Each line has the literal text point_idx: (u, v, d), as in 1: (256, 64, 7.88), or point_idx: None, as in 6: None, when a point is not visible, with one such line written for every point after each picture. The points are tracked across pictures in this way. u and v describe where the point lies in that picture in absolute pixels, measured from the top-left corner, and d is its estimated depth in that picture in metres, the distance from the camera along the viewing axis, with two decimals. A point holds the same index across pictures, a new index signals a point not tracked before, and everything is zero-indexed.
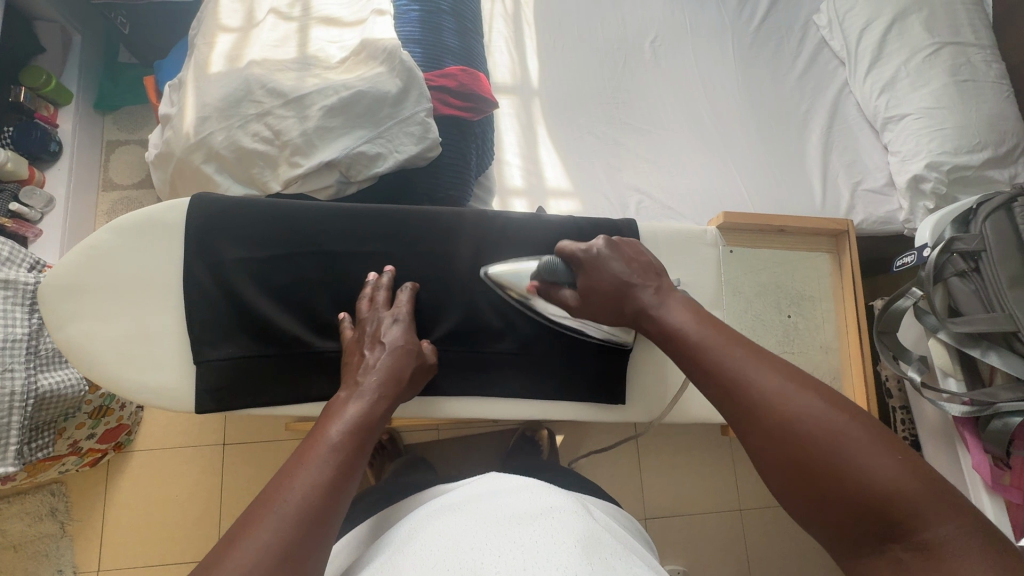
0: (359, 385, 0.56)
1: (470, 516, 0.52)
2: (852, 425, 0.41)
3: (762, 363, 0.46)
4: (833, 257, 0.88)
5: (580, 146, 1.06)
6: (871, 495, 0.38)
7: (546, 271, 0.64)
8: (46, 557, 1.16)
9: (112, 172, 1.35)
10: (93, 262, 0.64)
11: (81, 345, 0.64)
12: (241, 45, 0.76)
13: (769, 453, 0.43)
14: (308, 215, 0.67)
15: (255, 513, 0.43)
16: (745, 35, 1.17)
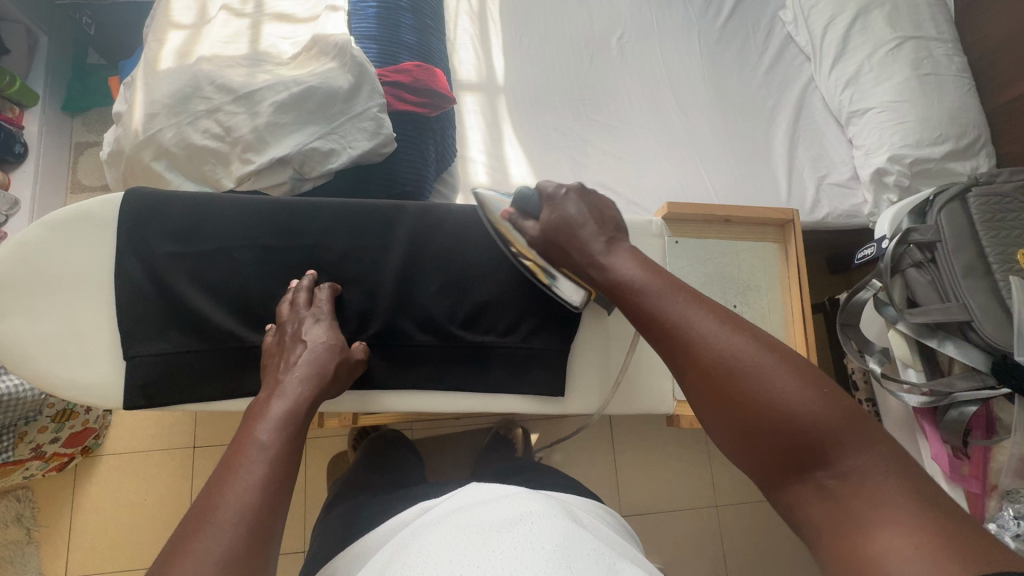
0: (281, 386, 0.56)
1: (430, 531, 0.51)
2: (779, 365, 0.44)
3: (702, 309, 0.49)
4: (780, 248, 0.88)
5: (546, 143, 1.06)
6: (794, 429, 0.42)
7: (519, 198, 0.67)
8: (11, 564, 1.14)
9: (80, 174, 1.34)
10: (21, 258, 0.63)
11: (8, 344, 0.62)
12: (192, 42, 0.75)
13: (706, 397, 0.47)
14: (255, 211, 0.67)
15: (197, 526, 0.41)
16: (712, 31, 1.18)
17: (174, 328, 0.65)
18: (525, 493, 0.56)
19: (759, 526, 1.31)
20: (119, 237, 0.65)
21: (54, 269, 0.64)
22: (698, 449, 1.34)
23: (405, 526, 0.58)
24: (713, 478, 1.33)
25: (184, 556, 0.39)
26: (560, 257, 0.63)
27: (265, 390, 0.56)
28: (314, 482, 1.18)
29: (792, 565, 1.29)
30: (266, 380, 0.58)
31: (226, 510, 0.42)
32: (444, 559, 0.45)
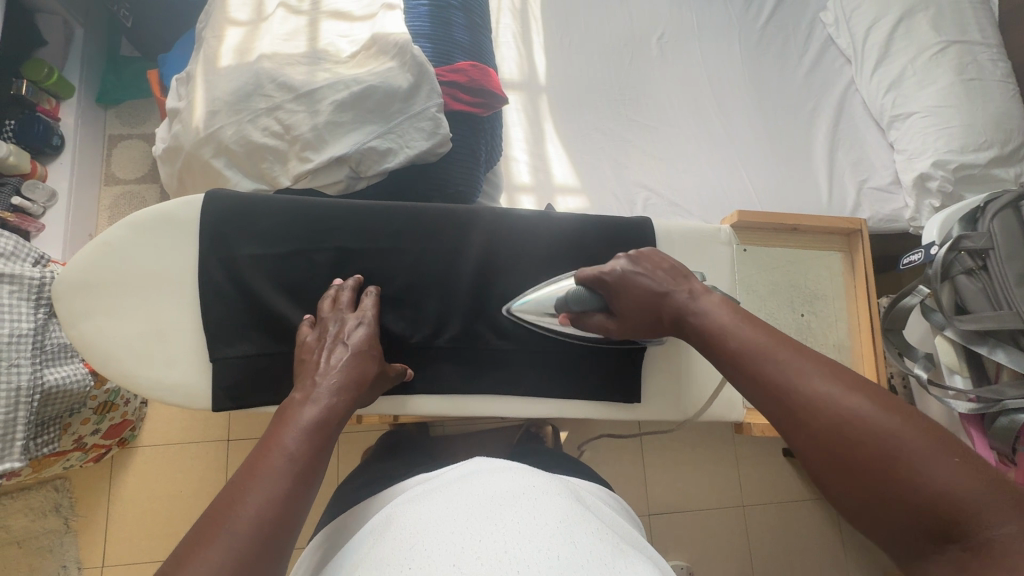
0: (313, 388, 0.56)
1: (430, 505, 0.51)
2: (905, 426, 0.39)
3: (808, 364, 0.45)
4: (845, 257, 0.91)
5: (587, 143, 1.06)
6: (932, 499, 0.35)
7: (573, 300, 0.65)
8: (50, 553, 1.15)
9: (114, 167, 1.34)
10: (103, 257, 0.64)
11: (96, 341, 0.64)
12: (250, 39, 0.75)
13: (819, 461, 0.41)
14: (322, 212, 0.67)
15: (213, 523, 0.43)
16: (752, 32, 1.17)
17: (252, 326, 0.66)
18: (523, 471, 0.56)
19: (786, 526, 1.32)
20: (198, 237, 0.65)
21: (134, 268, 0.65)
22: (727, 449, 1.35)
23: (404, 496, 0.58)
24: (741, 478, 1.33)
25: (194, 555, 0.40)
26: (648, 335, 0.63)
27: (299, 391, 0.56)
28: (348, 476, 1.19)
29: (817, 565, 1.31)
30: (300, 379, 0.58)
31: (242, 518, 0.43)
32: (445, 532, 0.45)
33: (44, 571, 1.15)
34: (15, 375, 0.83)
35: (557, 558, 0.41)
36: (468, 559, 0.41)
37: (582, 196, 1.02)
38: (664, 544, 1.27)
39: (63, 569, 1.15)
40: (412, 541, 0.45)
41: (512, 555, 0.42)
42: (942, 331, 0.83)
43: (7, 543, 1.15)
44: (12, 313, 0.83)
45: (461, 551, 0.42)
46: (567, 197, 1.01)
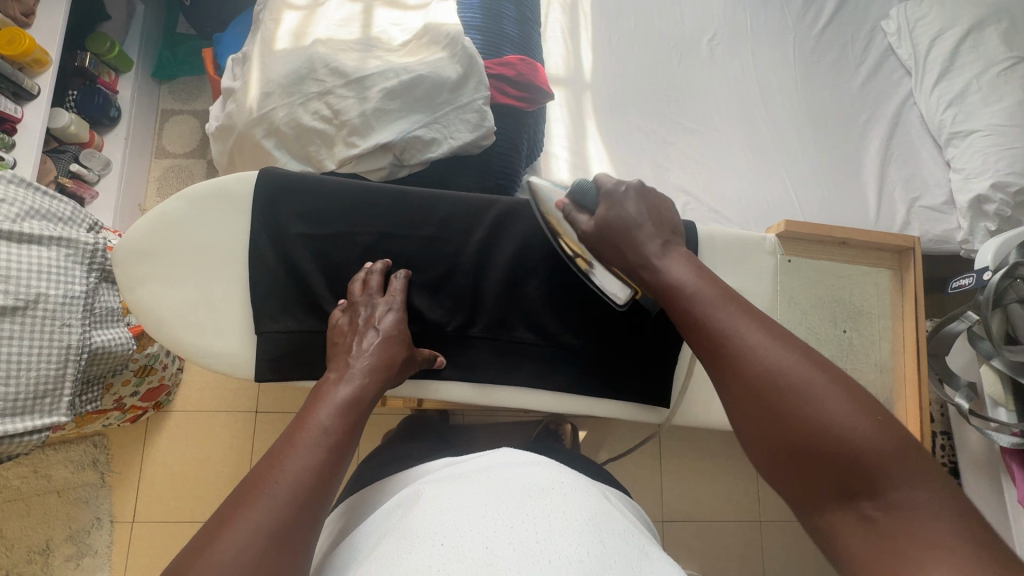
0: (348, 368, 0.58)
1: (458, 485, 0.53)
2: (835, 388, 0.42)
3: (755, 323, 0.47)
4: (895, 275, 0.87)
5: (629, 142, 1.05)
6: (850, 454, 0.39)
7: (576, 191, 0.63)
8: (85, 504, 1.22)
9: (165, 140, 1.39)
10: (160, 227, 0.67)
11: (148, 308, 0.66)
12: (306, 24, 0.77)
13: (750, 410, 0.44)
14: (368, 197, 0.69)
15: (253, 490, 0.45)
16: (808, 38, 1.13)
17: (295, 304, 0.68)
18: (556, 466, 0.57)
19: (803, 545, 1.30)
20: (250, 214, 0.67)
21: (189, 240, 0.67)
22: (747, 462, 1.33)
23: (430, 476, 0.59)
24: (759, 492, 1.31)
25: (235, 519, 0.42)
26: (613, 260, 0.60)
27: (335, 370, 0.58)
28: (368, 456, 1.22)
29: None
30: (335, 359, 0.60)
31: (280, 486, 0.45)
32: (475, 514, 0.47)
33: (79, 521, 1.21)
34: (66, 334, 0.88)
35: (583, 556, 0.42)
36: (498, 543, 0.43)
37: None
38: (675, 552, 1.26)
39: (96, 521, 1.21)
40: (441, 517, 0.47)
41: (541, 544, 0.43)
42: (988, 361, 0.80)
43: (47, 492, 1.22)
44: (66, 276, 0.89)
45: (492, 535, 0.44)
46: None
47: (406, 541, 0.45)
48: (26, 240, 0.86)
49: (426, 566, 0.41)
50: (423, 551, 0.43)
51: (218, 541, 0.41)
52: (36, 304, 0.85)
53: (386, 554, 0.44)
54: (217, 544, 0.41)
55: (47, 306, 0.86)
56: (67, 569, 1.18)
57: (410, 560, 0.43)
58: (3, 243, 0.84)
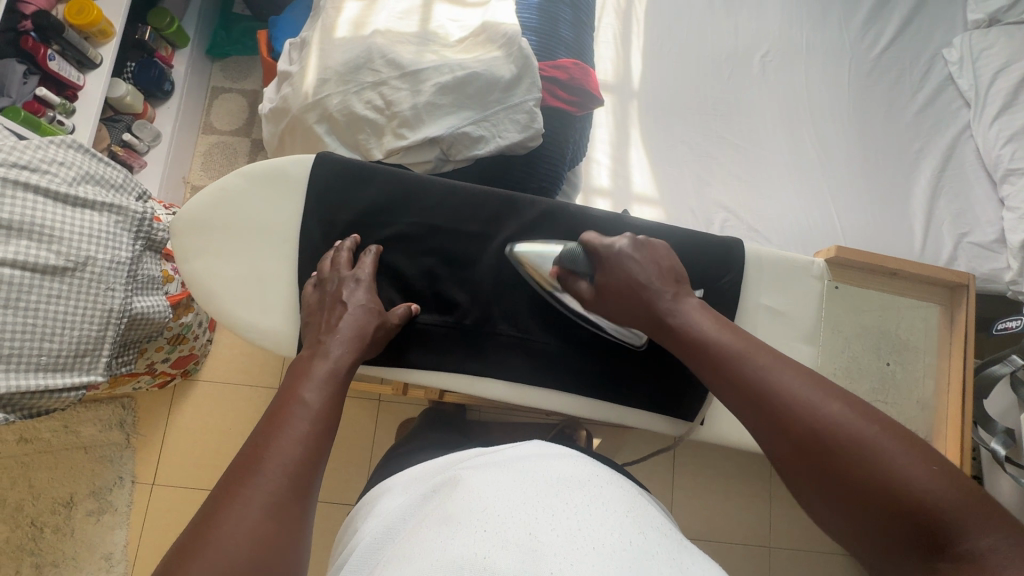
0: (325, 347, 0.59)
1: (495, 474, 0.56)
2: (882, 434, 0.42)
3: (790, 372, 0.48)
4: (945, 311, 0.85)
5: (673, 154, 1.04)
6: (915, 504, 0.39)
7: (567, 258, 0.66)
8: (110, 463, 1.26)
9: (213, 117, 1.42)
10: (219, 202, 0.69)
11: (199, 278, 0.69)
12: (366, 13, 0.78)
13: (799, 463, 0.45)
14: (419, 187, 0.70)
15: (247, 470, 0.46)
16: (864, 61, 1.11)
17: None
18: (584, 459, 0.61)
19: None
20: (304, 196, 0.69)
21: (244, 217, 0.69)
22: (761, 486, 1.31)
23: (466, 461, 0.63)
24: (772, 518, 1.29)
25: (234, 499, 0.43)
26: (623, 322, 0.63)
27: (307, 349, 0.60)
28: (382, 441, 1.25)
29: None
30: (313, 342, 0.61)
31: (273, 461, 0.46)
32: (516, 501, 0.50)
33: (101, 479, 1.25)
34: (109, 298, 0.91)
35: (627, 545, 0.46)
36: (541, 529, 0.47)
37: (659, 207, 1.00)
38: None
39: (118, 480, 1.25)
40: (482, 504, 0.51)
41: (584, 532, 0.46)
42: None
43: (74, 448, 1.26)
44: (113, 241, 0.92)
45: (535, 521, 0.48)
46: (643, 207, 0.99)
47: (449, 524, 0.48)
48: (80, 203, 0.90)
49: (473, 549, 0.45)
50: (469, 534, 0.46)
51: (221, 520, 0.42)
52: (84, 267, 0.88)
53: (430, 535, 0.48)
54: (218, 522, 0.42)
55: (95, 269, 0.89)
56: (87, 524, 1.22)
57: (453, 540, 0.46)
58: (58, 205, 0.87)
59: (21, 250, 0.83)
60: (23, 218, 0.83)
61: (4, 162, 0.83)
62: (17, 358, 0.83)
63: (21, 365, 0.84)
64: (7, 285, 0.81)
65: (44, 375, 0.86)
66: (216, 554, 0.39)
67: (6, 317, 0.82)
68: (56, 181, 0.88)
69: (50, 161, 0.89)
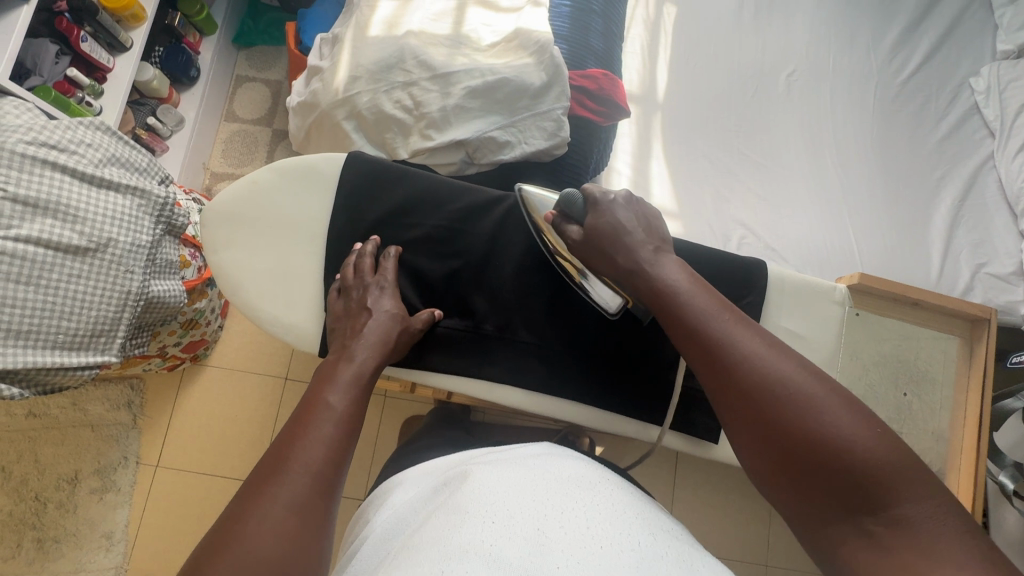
0: (349, 352, 0.60)
1: (505, 469, 0.58)
2: (825, 396, 0.44)
3: (748, 331, 0.49)
4: (964, 344, 0.84)
5: (694, 169, 1.04)
6: (847, 465, 0.41)
7: (563, 202, 0.65)
8: (115, 442, 1.27)
9: (236, 105, 1.43)
10: (250, 195, 0.71)
11: (226, 269, 0.70)
12: (400, 13, 0.78)
13: (746, 417, 0.46)
14: (449, 191, 0.72)
15: (272, 471, 0.47)
16: (890, 85, 1.11)
17: None
18: (589, 462, 0.63)
19: None
20: (336, 194, 0.71)
21: (273, 210, 0.71)
22: (761, 504, 1.30)
23: (478, 458, 0.65)
24: (769, 537, 1.29)
25: (264, 497, 0.45)
26: (603, 267, 0.62)
27: (332, 354, 0.61)
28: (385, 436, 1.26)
29: None
30: (338, 348, 0.62)
31: (300, 460, 0.48)
32: (525, 498, 0.52)
33: (106, 457, 1.26)
34: (128, 280, 0.91)
35: (635, 544, 0.48)
36: (550, 526, 0.48)
37: (677, 221, 1.00)
38: None
39: (123, 460, 1.26)
40: (492, 499, 0.53)
41: (592, 530, 0.48)
42: None
43: (81, 425, 1.27)
44: (136, 224, 0.93)
45: (543, 518, 0.49)
46: None
47: (459, 515, 0.50)
48: (104, 185, 0.90)
49: (483, 540, 0.47)
50: (479, 525, 0.48)
51: (248, 517, 0.43)
52: (106, 248, 0.89)
53: (440, 523, 0.50)
54: (246, 519, 0.43)
55: (116, 251, 0.90)
56: (90, 502, 1.24)
57: (462, 528, 0.49)
58: (83, 185, 0.88)
59: (45, 229, 0.84)
60: (47, 196, 0.84)
61: (32, 141, 0.84)
62: (35, 335, 0.84)
63: (39, 342, 0.85)
64: (29, 262, 0.83)
65: (59, 353, 0.87)
66: (247, 551, 0.40)
67: (27, 294, 0.83)
68: (83, 162, 0.89)
69: (78, 141, 0.90)
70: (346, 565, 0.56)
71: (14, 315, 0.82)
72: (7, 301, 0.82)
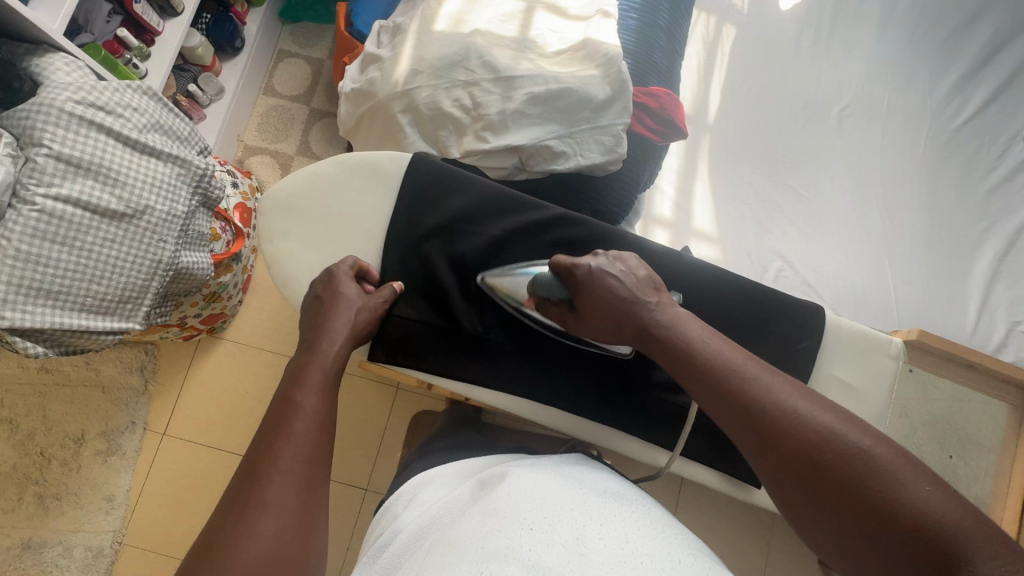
0: (315, 348, 0.61)
1: (538, 482, 0.63)
2: (872, 448, 0.46)
3: (779, 388, 0.52)
4: (1013, 411, 0.84)
5: (738, 195, 1.03)
6: (910, 526, 0.43)
7: (540, 288, 0.66)
8: (125, 406, 1.26)
9: (275, 79, 1.42)
10: (312, 186, 0.72)
11: (283, 257, 0.71)
12: (467, 10, 0.77)
13: (796, 479, 0.48)
14: (510, 203, 0.72)
15: (251, 483, 0.48)
16: (943, 130, 1.09)
17: (414, 289, 0.71)
18: (609, 481, 0.67)
19: None
20: (398, 195, 0.72)
21: (334, 204, 0.72)
22: (762, 535, 1.30)
23: (512, 463, 0.69)
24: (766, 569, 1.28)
25: (251, 507, 0.46)
26: (605, 329, 0.64)
27: (304, 351, 0.61)
28: (393, 429, 1.26)
29: None
30: (306, 341, 0.62)
31: (280, 466, 0.49)
32: (563, 514, 0.56)
33: (114, 420, 1.25)
34: (161, 250, 0.91)
35: (673, 562, 0.51)
36: (589, 539, 0.52)
37: (715, 246, 0.99)
38: None
39: (130, 425, 1.25)
40: (527, 506, 0.57)
41: (631, 546, 0.52)
42: None
43: (92, 385, 1.26)
44: (173, 194, 0.92)
45: (583, 531, 0.53)
46: (700, 243, 0.99)
47: (495, 521, 0.54)
48: (148, 151, 0.89)
49: (518, 542, 0.51)
50: (514, 531, 0.52)
51: (236, 529, 0.44)
52: (142, 216, 0.88)
53: (477, 524, 0.54)
54: (241, 533, 0.44)
55: (151, 219, 0.89)
56: (95, 463, 1.23)
57: (497, 533, 0.53)
58: (126, 150, 0.87)
59: (85, 190, 0.82)
60: (91, 157, 0.83)
61: (81, 100, 0.83)
62: (66, 298, 0.83)
63: (68, 304, 0.84)
64: (66, 223, 0.81)
65: (87, 316, 0.86)
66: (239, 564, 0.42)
67: (60, 254, 0.82)
68: (128, 126, 0.87)
69: (125, 105, 0.88)
70: (376, 556, 0.60)
71: (45, 275, 0.80)
72: (38, 259, 0.80)
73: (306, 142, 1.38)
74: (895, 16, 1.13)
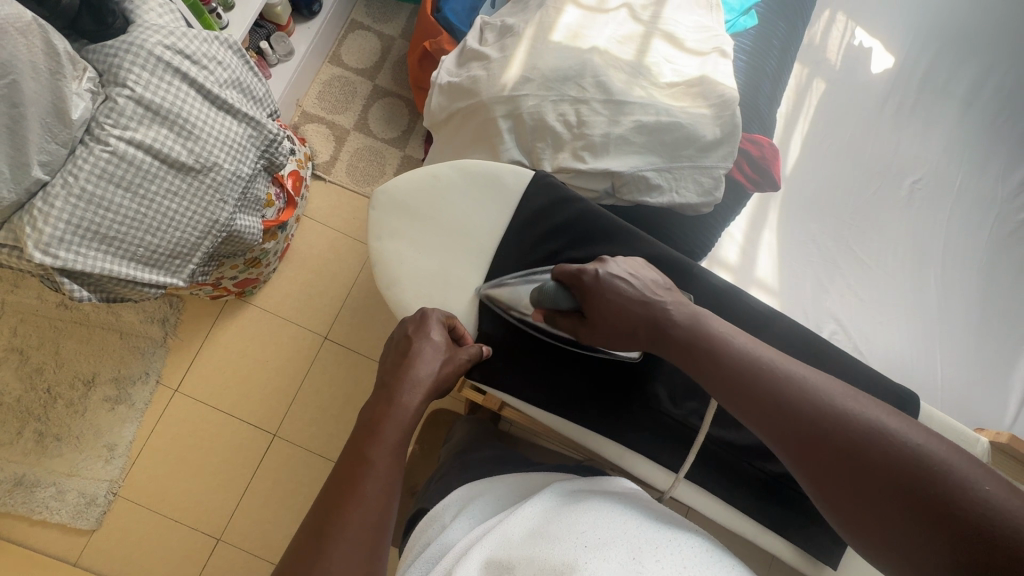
0: (393, 395, 0.57)
1: (594, 500, 0.57)
2: (898, 428, 0.48)
3: (803, 374, 0.55)
4: None
5: (803, 253, 1.02)
6: (942, 493, 0.44)
7: (546, 299, 0.65)
8: (140, 355, 1.23)
9: (343, 49, 1.39)
10: (422, 188, 0.73)
11: (381, 253, 0.72)
12: (585, 25, 0.75)
13: (825, 466, 0.49)
14: (624, 238, 0.72)
15: (315, 547, 0.46)
16: (1010, 219, 1.09)
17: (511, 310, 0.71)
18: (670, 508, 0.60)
19: None
20: (513, 211, 0.72)
21: (441, 209, 0.73)
22: None
23: (569, 483, 0.63)
24: None
25: None
26: (619, 340, 0.65)
27: (381, 394, 0.58)
28: None
29: None
30: (385, 385, 0.59)
31: (345, 534, 0.47)
32: (618, 529, 0.51)
33: (127, 368, 1.22)
34: (220, 209, 0.88)
35: None
36: (646, 559, 0.47)
37: (775, 298, 0.99)
38: None
39: (143, 375, 1.22)
40: (582, 527, 0.51)
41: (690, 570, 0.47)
42: None
43: (109, 329, 1.23)
44: (243, 153, 0.89)
45: (638, 548, 0.48)
46: (762, 293, 0.98)
47: (550, 538, 0.50)
48: (224, 108, 0.86)
49: (571, 557, 0.47)
50: (570, 548, 0.48)
51: None
52: (208, 172, 0.85)
53: (532, 542, 0.51)
54: None
55: (217, 177, 0.86)
56: (101, 410, 1.20)
57: (553, 550, 0.48)
58: (205, 104, 0.84)
59: (158, 137, 0.79)
60: (170, 106, 0.79)
61: (170, 46, 0.80)
62: (120, 245, 0.80)
63: (120, 251, 0.81)
64: (134, 168, 0.78)
65: (135, 266, 0.83)
66: None
67: (123, 199, 0.78)
68: (210, 79, 0.84)
69: (210, 57, 0.85)
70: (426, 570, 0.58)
71: (104, 219, 0.77)
72: (101, 202, 0.76)
73: (365, 118, 1.36)
74: (980, 98, 1.13)
